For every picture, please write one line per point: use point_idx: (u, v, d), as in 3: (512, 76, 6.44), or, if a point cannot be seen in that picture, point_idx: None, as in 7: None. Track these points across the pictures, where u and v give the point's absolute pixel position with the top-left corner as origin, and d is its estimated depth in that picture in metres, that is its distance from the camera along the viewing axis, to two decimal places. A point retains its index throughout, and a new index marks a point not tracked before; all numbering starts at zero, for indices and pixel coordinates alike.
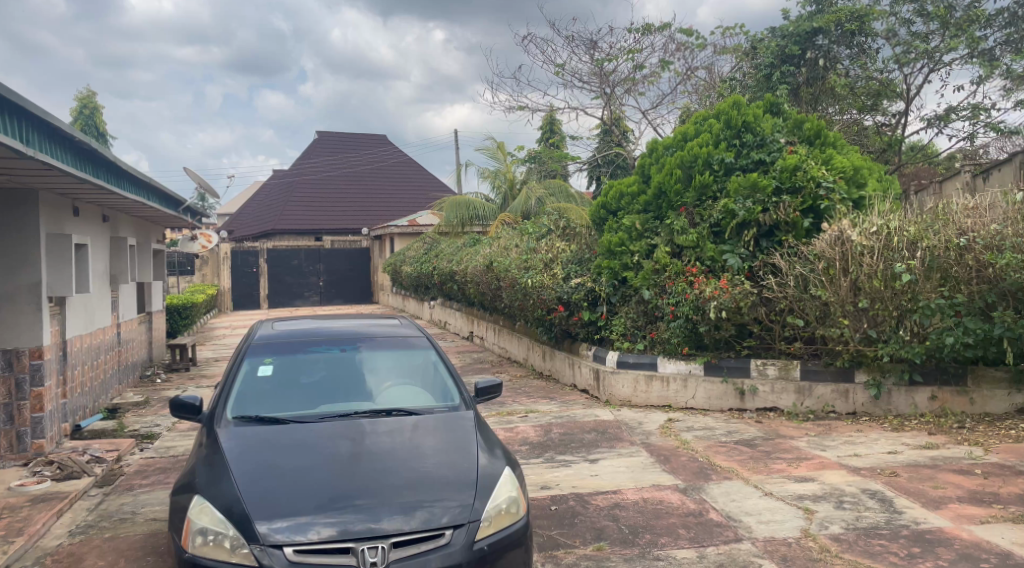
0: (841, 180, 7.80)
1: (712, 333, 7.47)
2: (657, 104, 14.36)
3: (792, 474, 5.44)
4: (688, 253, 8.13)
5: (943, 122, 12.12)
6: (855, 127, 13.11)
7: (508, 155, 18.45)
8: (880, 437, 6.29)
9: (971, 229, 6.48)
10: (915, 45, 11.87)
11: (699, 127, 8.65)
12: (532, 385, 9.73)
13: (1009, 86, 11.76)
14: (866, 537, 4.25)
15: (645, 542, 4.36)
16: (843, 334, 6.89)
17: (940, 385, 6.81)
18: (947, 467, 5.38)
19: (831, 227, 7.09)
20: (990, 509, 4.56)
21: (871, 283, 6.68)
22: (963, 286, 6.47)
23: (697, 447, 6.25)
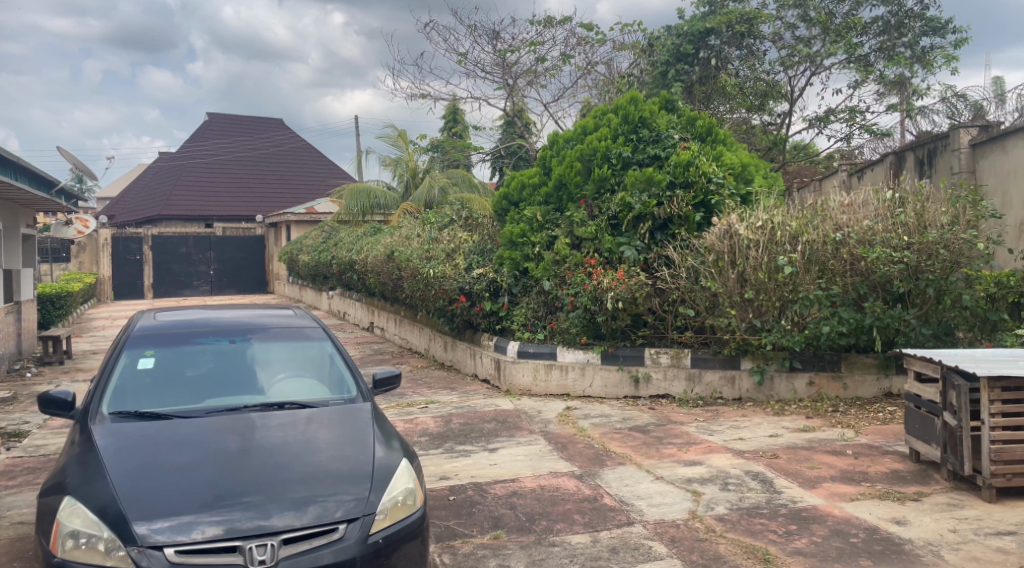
0: (730, 176, 8.15)
1: (610, 322, 7.68)
2: (558, 97, 14.52)
3: (682, 458, 5.66)
4: (587, 244, 8.31)
5: (823, 123, 12.83)
6: (743, 126, 13.70)
7: (410, 143, 18.21)
8: (763, 421, 6.63)
9: (846, 225, 6.91)
10: (799, 49, 12.53)
11: (598, 121, 8.83)
12: (432, 375, 9.70)
13: (882, 91, 12.58)
14: (748, 516, 4.47)
15: (542, 529, 4.42)
16: (731, 324, 7.23)
17: (817, 371, 7.22)
18: (822, 448, 5.74)
19: (720, 220, 7.33)
20: (859, 487, 4.90)
21: (756, 275, 7.01)
22: (838, 278, 6.89)
23: (593, 434, 6.40)
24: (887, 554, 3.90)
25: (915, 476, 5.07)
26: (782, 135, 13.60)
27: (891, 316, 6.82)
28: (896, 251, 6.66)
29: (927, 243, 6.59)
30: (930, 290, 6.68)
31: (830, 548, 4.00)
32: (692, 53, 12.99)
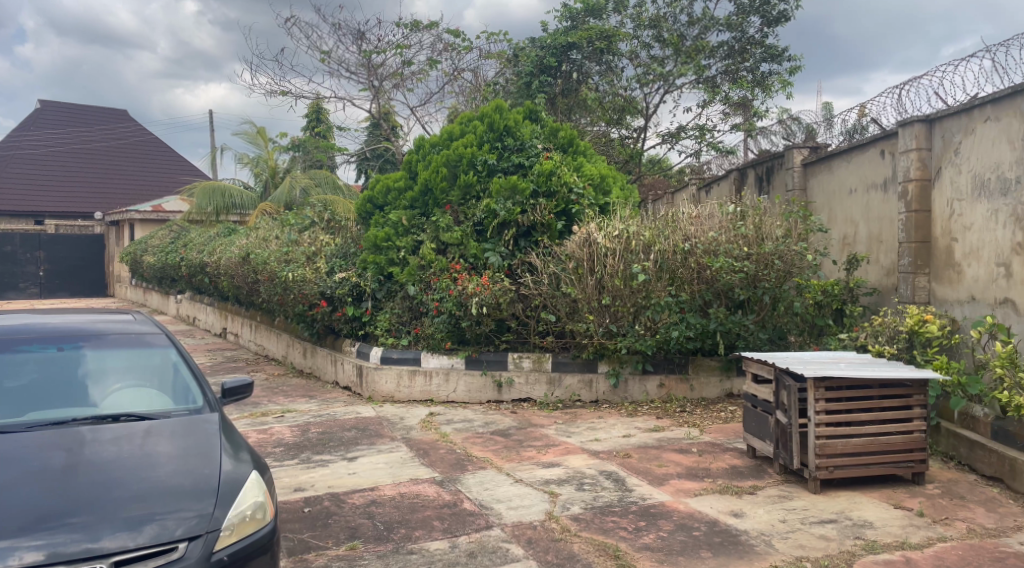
0: (590, 187, 8.46)
1: (473, 327, 7.76)
2: (424, 102, 14.44)
3: (541, 460, 5.78)
4: (452, 249, 8.33)
5: (674, 139, 13.53)
6: (603, 138, 14.21)
7: (269, 141, 17.51)
8: (617, 422, 6.90)
9: (694, 235, 7.35)
10: (654, 68, 13.20)
11: (464, 127, 8.89)
12: (290, 383, 9.34)
13: (728, 111, 13.47)
14: (601, 515, 4.63)
15: (400, 537, 4.37)
16: (588, 328, 7.45)
17: (667, 374, 7.62)
18: (671, 447, 6.06)
19: (580, 229, 7.72)
20: (702, 483, 5.21)
21: (613, 282, 7.35)
22: (686, 286, 7.30)
23: (455, 439, 6.41)
24: (725, 545, 4.16)
25: (751, 470, 5.46)
26: (638, 149, 14.22)
27: (732, 321, 7.32)
28: (737, 260, 7.13)
29: (764, 254, 7.14)
30: (767, 297, 7.23)
31: (675, 542, 4.22)
32: (555, 66, 13.34)
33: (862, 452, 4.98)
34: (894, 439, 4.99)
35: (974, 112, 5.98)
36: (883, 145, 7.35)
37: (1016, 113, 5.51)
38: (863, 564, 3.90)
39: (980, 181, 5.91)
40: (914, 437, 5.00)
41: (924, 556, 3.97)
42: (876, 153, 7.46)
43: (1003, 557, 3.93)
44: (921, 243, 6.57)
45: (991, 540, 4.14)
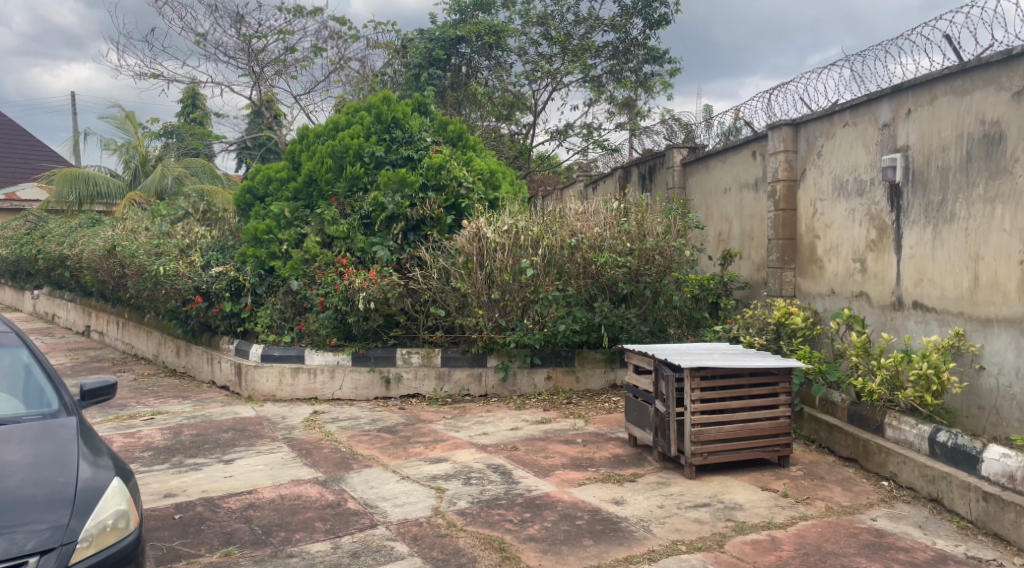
0: (479, 181, 8.44)
1: (361, 323, 7.59)
2: (309, 90, 13.98)
3: (428, 456, 5.74)
4: (338, 243, 8.12)
5: (562, 136, 13.74)
6: (493, 134, 14.37)
7: (139, 126, 16.46)
8: (505, 416, 6.95)
9: (580, 231, 7.47)
10: (541, 65, 13.38)
11: (350, 118, 8.63)
12: (162, 384, 8.83)
13: (613, 111, 13.85)
14: (487, 508, 4.65)
15: (278, 540, 4.21)
16: (478, 323, 7.51)
17: (554, 366, 7.73)
18: (556, 438, 6.16)
19: (470, 223, 7.69)
20: (586, 472, 5.33)
21: (502, 276, 7.42)
22: (573, 280, 7.46)
23: (340, 437, 6.26)
24: (606, 533, 4.27)
25: (632, 459, 5.64)
26: (527, 145, 14.34)
27: (616, 315, 7.54)
28: (620, 256, 7.35)
29: (646, 249, 7.42)
30: (648, 291, 7.53)
31: (558, 532, 4.29)
32: (443, 59, 13.26)
33: (733, 437, 5.25)
34: (762, 424, 5.29)
35: (834, 117, 6.41)
36: (754, 146, 7.75)
37: (870, 119, 5.94)
38: (733, 544, 4.10)
39: (840, 182, 6.34)
40: (780, 423, 5.31)
41: (787, 534, 4.23)
42: (749, 154, 7.86)
43: (857, 533, 4.24)
44: (788, 240, 6.99)
45: (846, 517, 4.46)
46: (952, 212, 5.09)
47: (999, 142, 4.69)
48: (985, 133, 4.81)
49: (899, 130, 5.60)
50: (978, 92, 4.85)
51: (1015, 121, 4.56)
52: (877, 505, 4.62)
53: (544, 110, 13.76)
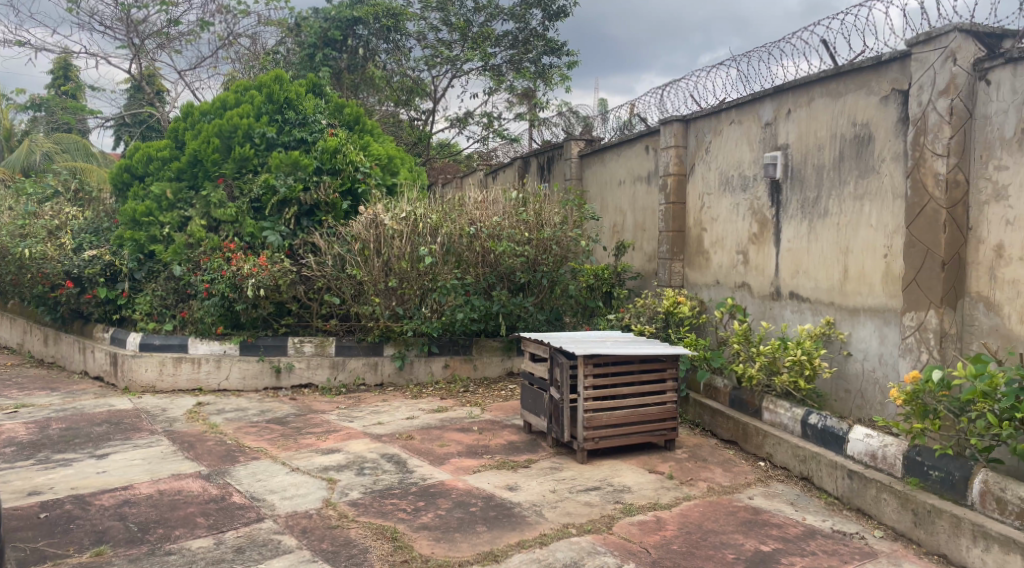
0: (376, 166, 8.31)
1: (249, 311, 7.31)
2: (195, 66, 13.27)
3: (320, 446, 5.60)
4: (225, 227, 7.79)
5: (461, 124, 13.66)
6: (392, 119, 14.10)
7: (2, 97, 15.18)
8: (400, 405, 6.87)
9: (479, 220, 7.52)
10: (441, 51, 13.29)
11: (239, 97, 8.26)
12: (27, 375, 8.19)
13: (513, 100, 13.90)
14: (379, 498, 4.59)
15: (156, 537, 4.00)
16: (374, 311, 7.38)
17: (452, 355, 7.67)
18: (452, 427, 6.15)
19: (367, 209, 7.57)
20: (481, 460, 5.35)
21: (399, 264, 7.35)
22: (471, 269, 7.48)
23: (226, 430, 6.01)
24: (499, 519, 4.31)
25: (527, 445, 5.71)
26: (426, 132, 14.20)
27: (514, 304, 7.60)
28: (518, 245, 7.43)
29: (543, 239, 7.53)
30: (545, 281, 7.61)
31: (452, 519, 4.29)
32: (339, 40, 12.92)
33: (623, 422, 5.41)
34: (650, 409, 5.48)
35: (722, 115, 6.68)
36: (647, 140, 7.97)
37: (754, 118, 6.24)
38: (621, 526, 4.22)
39: (726, 177, 6.63)
40: (667, 408, 5.52)
41: (672, 514, 4.40)
42: (642, 148, 8.09)
43: (735, 511, 4.46)
44: (677, 232, 7.26)
45: (726, 496, 4.69)
46: (826, 208, 5.42)
47: (868, 143, 5.02)
48: (855, 134, 5.13)
49: (780, 129, 5.91)
50: (850, 95, 5.17)
51: (883, 123, 4.90)
52: (754, 484, 4.88)
53: (444, 97, 13.60)
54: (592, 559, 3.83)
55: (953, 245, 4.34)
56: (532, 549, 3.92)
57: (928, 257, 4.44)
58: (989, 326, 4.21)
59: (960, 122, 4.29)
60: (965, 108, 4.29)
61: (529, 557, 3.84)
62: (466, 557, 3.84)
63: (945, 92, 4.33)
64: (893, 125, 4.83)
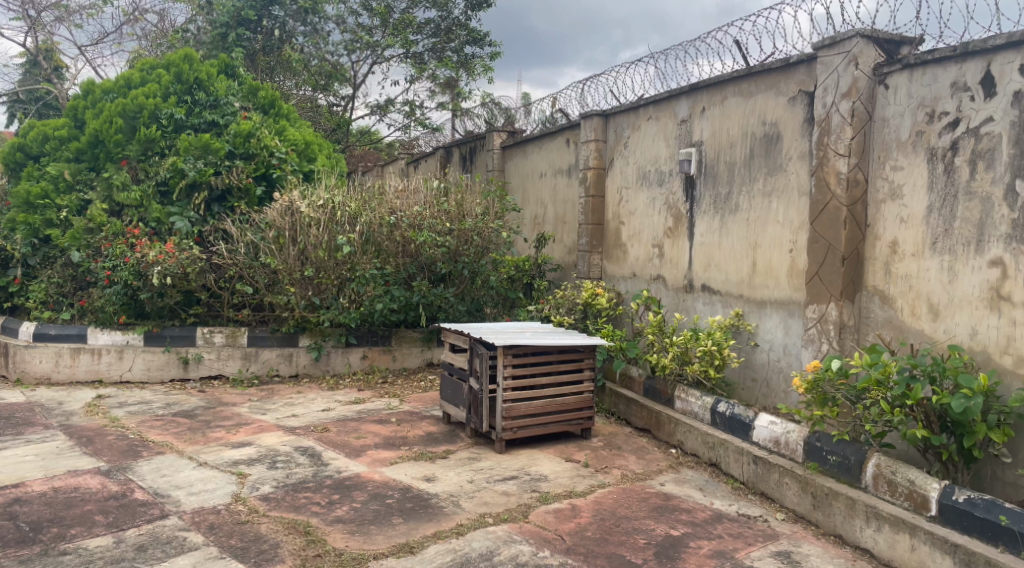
0: (292, 152, 8.12)
1: (155, 300, 7.02)
2: (97, 42, 12.55)
3: (230, 440, 5.42)
4: (129, 212, 7.44)
5: (382, 111, 13.43)
6: (310, 104, 13.74)
7: None
8: (316, 397, 6.72)
9: (400, 209, 7.44)
10: (361, 36, 13.05)
11: (145, 75, 7.89)
12: None
13: (435, 89, 13.77)
14: (292, 492, 4.48)
15: (50, 537, 3.79)
16: (289, 301, 7.19)
17: (370, 346, 7.53)
18: (369, 418, 6.07)
19: (282, 196, 7.39)
20: (398, 451, 5.30)
21: (316, 253, 7.19)
22: (391, 259, 7.39)
23: (129, 423, 5.74)
24: (416, 510, 4.28)
25: (445, 436, 5.70)
26: (345, 118, 13.98)
27: (434, 294, 7.50)
28: (439, 235, 7.35)
29: (465, 230, 7.48)
30: (466, 272, 7.56)
31: (367, 512, 4.23)
32: (254, 20, 12.25)
33: (542, 412, 5.46)
34: (568, 398, 5.56)
35: (640, 111, 6.80)
36: (568, 134, 8.05)
37: (670, 114, 6.39)
38: (537, 514, 4.27)
39: (643, 172, 6.76)
40: (584, 397, 5.61)
41: (587, 502, 4.48)
42: (563, 141, 8.16)
43: (648, 497, 4.58)
44: (596, 225, 7.37)
45: (639, 483, 4.80)
46: (737, 204, 5.61)
47: (776, 142, 5.22)
48: (765, 133, 5.33)
49: (694, 126, 6.07)
50: (761, 95, 5.36)
51: (790, 123, 5.10)
52: (666, 471, 5.02)
53: (364, 83, 13.35)
54: (508, 548, 3.85)
55: (852, 241, 4.56)
56: (448, 540, 3.91)
57: (830, 253, 4.65)
58: (884, 318, 4.45)
59: (860, 124, 4.51)
60: (865, 111, 4.51)
61: (445, 548, 3.83)
62: (381, 549, 3.80)
63: (847, 95, 4.53)
64: (799, 125, 5.03)
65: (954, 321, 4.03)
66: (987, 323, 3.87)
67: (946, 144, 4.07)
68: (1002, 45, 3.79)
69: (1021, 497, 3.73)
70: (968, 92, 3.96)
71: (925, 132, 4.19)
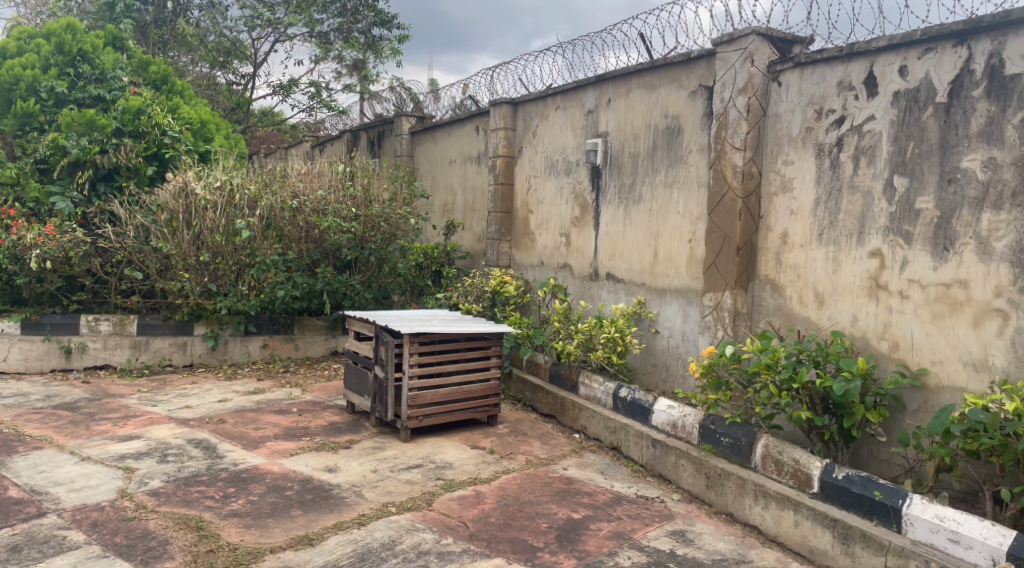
0: (187, 131, 7.74)
1: (33, 285, 6.58)
2: None
3: (117, 433, 5.14)
4: (4, 192, 6.97)
5: (286, 92, 12.98)
6: (207, 82, 13.35)
7: None
8: (212, 387, 6.46)
9: (303, 193, 7.27)
10: (261, 13, 12.51)
11: (22, 44, 7.36)
12: None
13: (341, 71, 13.40)
14: (184, 486, 4.29)
15: None
16: (183, 288, 6.84)
17: (271, 334, 7.29)
18: (269, 409, 5.88)
19: (175, 177, 7.04)
20: (299, 442, 5.16)
21: (212, 237, 6.90)
22: (294, 244, 7.21)
23: (2, 417, 5.35)
24: (316, 501, 4.18)
25: (349, 425, 5.60)
26: (245, 97, 13.45)
27: (339, 282, 7.35)
28: (344, 221, 7.19)
29: (371, 216, 7.33)
30: (373, 258, 7.43)
31: (265, 504, 4.11)
32: None
33: (448, 400, 5.44)
34: (474, 386, 5.55)
35: (548, 100, 6.84)
36: (477, 121, 8.03)
37: (577, 105, 6.45)
38: (440, 502, 4.25)
39: (551, 161, 6.81)
40: (490, 384, 5.63)
41: (491, 488, 4.50)
42: (472, 128, 8.13)
43: (551, 482, 4.64)
44: (505, 213, 7.39)
45: (543, 468, 4.86)
46: (640, 194, 5.73)
47: (678, 135, 5.36)
48: (667, 126, 5.46)
49: (600, 117, 6.16)
50: (663, 88, 5.49)
51: (691, 117, 5.25)
52: (569, 456, 5.11)
53: (265, 62, 12.87)
54: (410, 537, 3.82)
55: (747, 231, 4.74)
56: (349, 531, 3.84)
57: (725, 243, 4.82)
58: (774, 306, 4.67)
59: (755, 119, 4.68)
60: (759, 106, 4.68)
61: (346, 539, 3.76)
62: (278, 542, 3.70)
63: (743, 91, 4.69)
64: (699, 119, 5.18)
65: (837, 309, 4.27)
66: (866, 310, 4.11)
67: (832, 141, 4.29)
68: (884, 47, 4.01)
69: (893, 473, 4.00)
70: (852, 91, 4.18)
71: (814, 128, 4.40)
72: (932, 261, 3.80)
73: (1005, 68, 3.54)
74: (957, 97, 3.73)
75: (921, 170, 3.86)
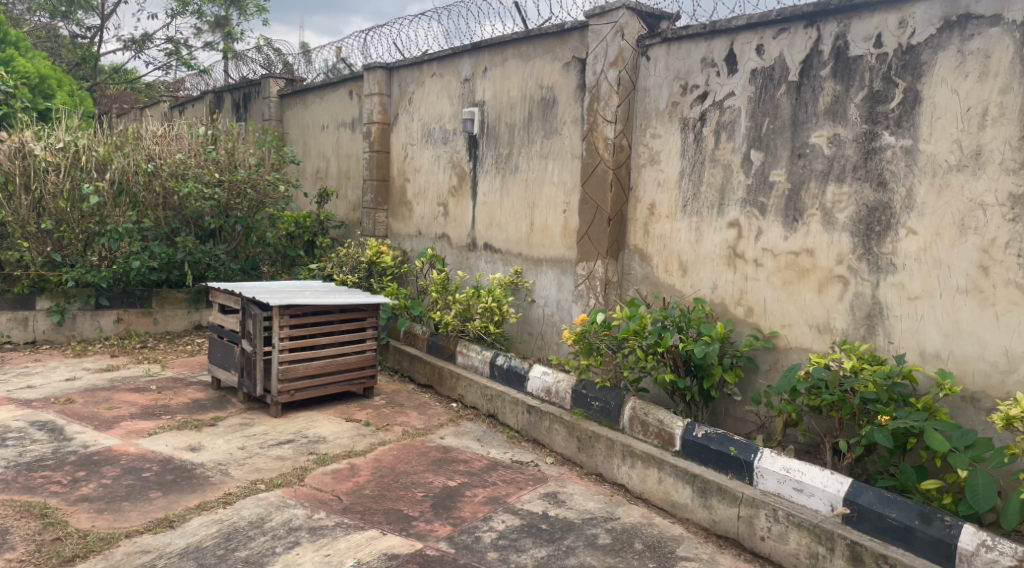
0: (23, 86, 7.07)
1: None
2: None
3: None
4: None
5: (138, 47, 12.04)
6: (47, 32, 12.14)
7: None
8: (59, 365, 5.98)
9: (159, 156, 6.82)
10: None
11: None
12: None
13: (201, 27, 12.60)
14: (26, 471, 3.96)
15: None
16: (22, 258, 6.36)
17: (126, 308, 6.79)
18: (124, 387, 5.52)
19: (10, 136, 6.42)
20: (158, 421, 4.88)
21: (55, 202, 6.33)
22: (150, 212, 6.77)
23: None
24: (178, 482, 3.97)
25: (214, 402, 5.34)
26: (93, 51, 12.20)
27: (203, 251, 6.96)
28: (207, 187, 6.80)
29: (237, 182, 6.97)
30: (239, 227, 7.09)
31: (119, 488, 3.86)
32: None
33: (321, 372, 5.30)
34: (349, 357, 5.43)
35: (422, 67, 6.72)
36: (351, 86, 7.77)
37: (453, 73, 6.37)
38: (313, 477, 4.15)
39: (427, 129, 6.71)
40: (365, 356, 5.52)
41: (366, 460, 4.44)
42: (345, 93, 7.86)
43: (427, 451, 4.64)
44: (381, 181, 7.22)
45: (419, 438, 4.85)
46: (517, 164, 5.75)
47: (553, 105, 5.41)
48: (542, 97, 5.50)
49: (476, 86, 6.12)
50: (538, 59, 5.51)
51: (565, 88, 5.30)
52: (446, 425, 5.12)
53: (115, 14, 11.86)
54: (281, 513, 3.71)
55: (617, 203, 4.86)
56: (213, 511, 3.68)
57: (598, 214, 4.94)
58: (642, 275, 4.85)
59: (625, 92, 4.79)
60: (629, 80, 4.79)
61: (210, 519, 3.60)
62: (135, 526, 3.49)
63: (614, 64, 4.79)
64: (573, 91, 5.24)
65: (699, 277, 4.48)
66: (726, 278, 4.34)
67: (696, 115, 4.46)
68: (743, 26, 4.19)
69: (747, 430, 4.28)
70: (715, 68, 4.36)
71: (680, 103, 4.55)
72: (784, 231, 4.05)
73: (850, 50, 3.79)
74: (806, 76, 3.96)
75: (775, 145, 4.09)
